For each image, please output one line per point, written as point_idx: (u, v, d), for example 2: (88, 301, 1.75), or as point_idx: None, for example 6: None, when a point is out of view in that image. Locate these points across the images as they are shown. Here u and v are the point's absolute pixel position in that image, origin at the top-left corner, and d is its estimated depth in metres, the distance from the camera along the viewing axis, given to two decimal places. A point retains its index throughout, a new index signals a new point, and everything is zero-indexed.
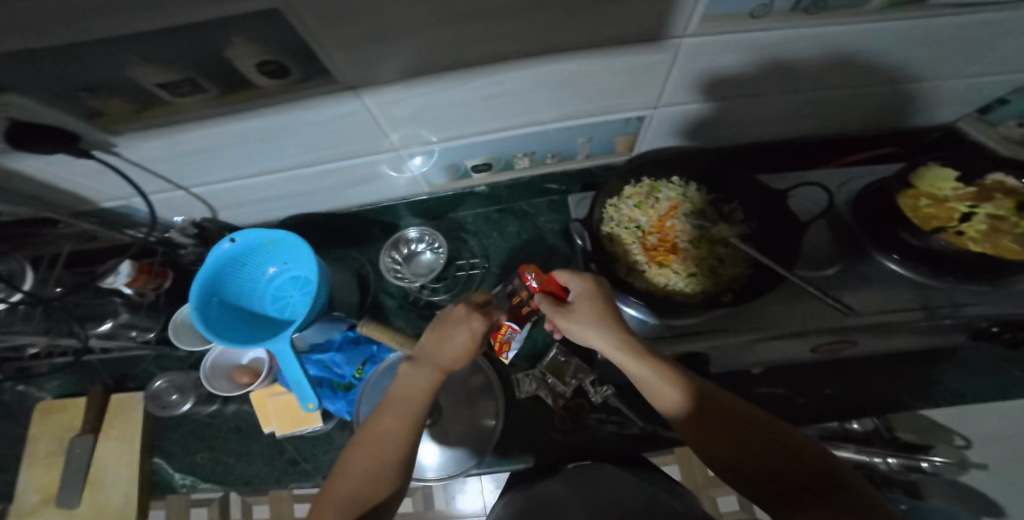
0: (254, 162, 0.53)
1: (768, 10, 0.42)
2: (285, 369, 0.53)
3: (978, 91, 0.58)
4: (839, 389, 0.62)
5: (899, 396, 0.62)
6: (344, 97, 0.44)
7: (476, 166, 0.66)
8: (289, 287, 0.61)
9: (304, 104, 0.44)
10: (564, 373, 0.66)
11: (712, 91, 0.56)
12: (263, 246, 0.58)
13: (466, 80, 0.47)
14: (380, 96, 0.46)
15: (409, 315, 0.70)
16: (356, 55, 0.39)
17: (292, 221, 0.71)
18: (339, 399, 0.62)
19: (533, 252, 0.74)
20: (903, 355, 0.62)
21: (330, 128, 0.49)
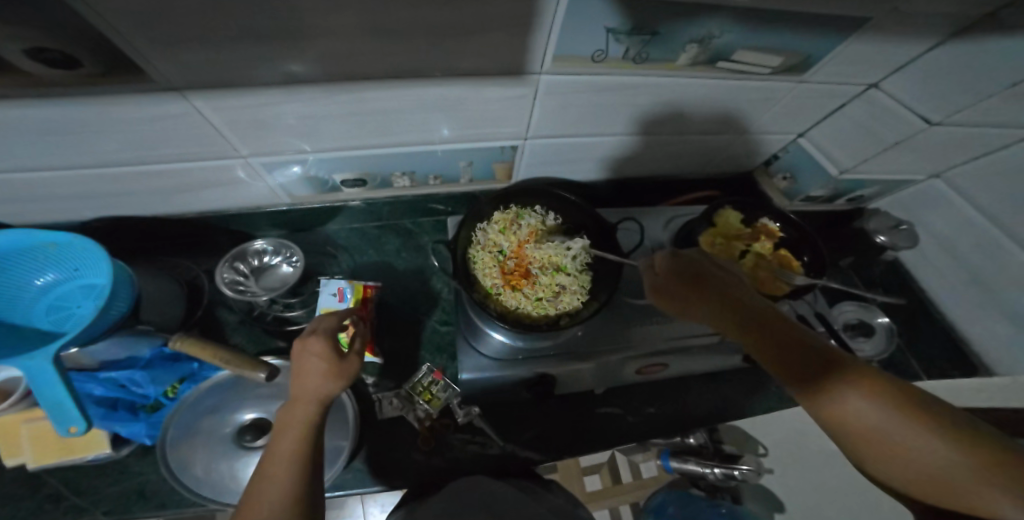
0: (48, 160, 0.47)
1: (606, 56, 0.47)
2: (38, 390, 0.42)
3: (764, 149, 0.70)
4: (660, 407, 0.72)
5: (706, 410, 0.74)
6: (164, 97, 0.41)
7: (346, 181, 0.65)
8: (75, 297, 0.50)
9: (103, 100, 0.40)
10: (432, 393, 0.65)
11: (565, 127, 0.62)
12: (41, 250, 0.49)
13: (300, 93, 0.46)
14: (212, 101, 0.44)
15: (253, 332, 0.65)
16: (170, 57, 0.37)
17: (97, 222, 0.61)
18: (137, 422, 0.55)
19: (407, 272, 0.76)
20: (706, 374, 0.74)
21: (153, 126, 0.45)
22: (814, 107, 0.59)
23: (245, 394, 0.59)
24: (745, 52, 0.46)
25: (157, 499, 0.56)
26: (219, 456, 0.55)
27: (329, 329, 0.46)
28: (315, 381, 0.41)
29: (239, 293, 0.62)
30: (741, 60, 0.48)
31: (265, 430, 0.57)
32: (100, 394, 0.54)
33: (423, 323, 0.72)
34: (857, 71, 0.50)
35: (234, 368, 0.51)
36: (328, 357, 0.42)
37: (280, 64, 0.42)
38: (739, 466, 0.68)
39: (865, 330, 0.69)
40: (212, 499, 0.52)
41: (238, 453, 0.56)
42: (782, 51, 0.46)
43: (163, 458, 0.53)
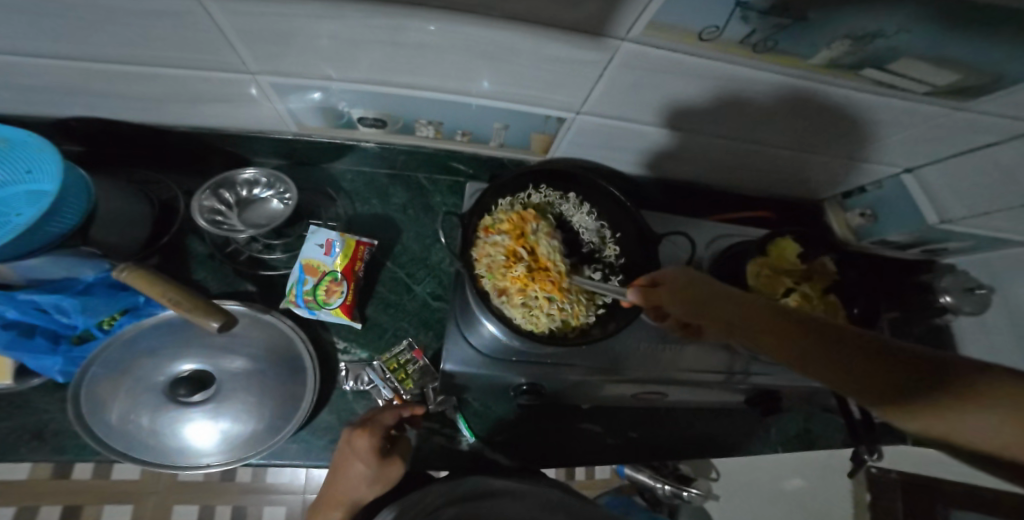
0: (14, 40, 0.38)
1: (717, 35, 0.38)
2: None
3: (848, 177, 0.62)
4: (642, 431, 0.68)
5: (689, 444, 0.69)
6: None
7: (364, 119, 0.55)
8: (18, 202, 0.43)
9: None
10: (406, 373, 0.59)
11: (630, 111, 0.53)
12: None
13: (305, 10, 0.36)
14: (229, 5, 0.34)
15: (223, 270, 0.57)
16: None
17: (66, 117, 0.51)
18: (53, 355, 0.48)
19: (409, 232, 0.67)
20: (698, 406, 0.69)
21: (135, 15, 0.35)
22: (939, 143, 0.50)
23: (188, 339, 0.52)
24: (911, 62, 0.38)
25: (54, 442, 0.49)
26: (141, 406, 0.49)
27: (378, 424, 0.47)
28: (358, 486, 0.46)
29: (216, 226, 0.53)
30: (898, 71, 0.39)
31: (205, 385, 0.50)
32: (15, 317, 0.47)
33: (415, 296, 0.64)
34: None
35: (183, 309, 0.45)
36: (370, 462, 0.45)
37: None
38: (689, 489, 0.78)
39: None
40: (122, 453, 0.47)
41: (167, 406, 0.49)
42: (967, 70, 0.37)
43: (75, 396, 0.47)
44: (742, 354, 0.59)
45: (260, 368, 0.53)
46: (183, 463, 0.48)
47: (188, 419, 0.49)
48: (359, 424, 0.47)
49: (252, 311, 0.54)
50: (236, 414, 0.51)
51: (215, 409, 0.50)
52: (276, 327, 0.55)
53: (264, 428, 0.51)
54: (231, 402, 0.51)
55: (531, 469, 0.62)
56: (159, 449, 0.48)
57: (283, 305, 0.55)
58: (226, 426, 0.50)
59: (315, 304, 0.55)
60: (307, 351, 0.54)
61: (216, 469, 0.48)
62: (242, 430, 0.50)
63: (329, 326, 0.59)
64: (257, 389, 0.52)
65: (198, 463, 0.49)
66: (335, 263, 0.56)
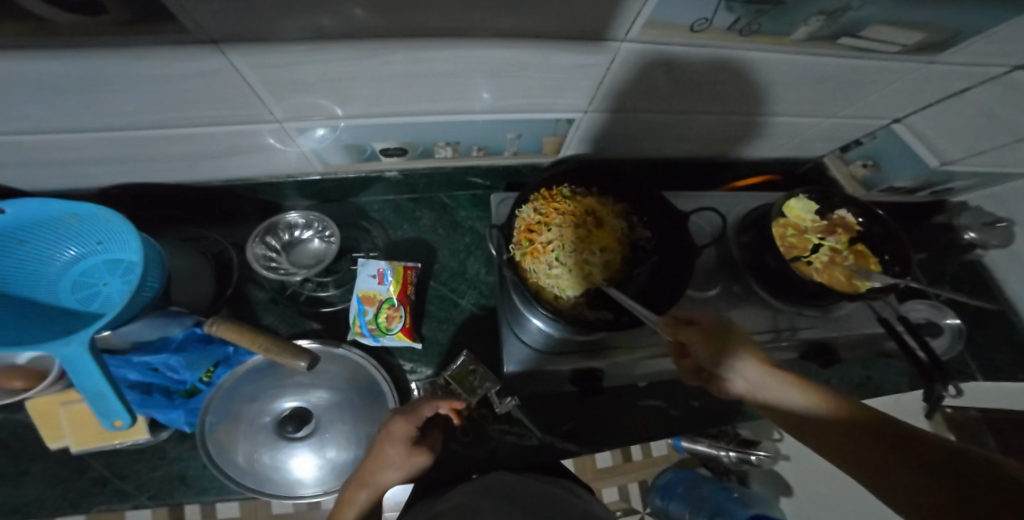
0: (81, 128, 0.42)
1: (708, 26, 0.41)
2: (77, 378, 0.38)
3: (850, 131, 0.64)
4: (704, 401, 0.69)
5: (753, 408, 0.70)
6: (202, 53, 0.34)
7: (386, 150, 0.59)
8: (101, 273, 0.46)
9: (142, 50, 0.33)
10: (468, 381, 0.62)
11: (637, 102, 0.56)
12: (57, 223, 0.44)
13: (319, 54, 0.39)
14: (253, 61, 0.37)
15: (287, 311, 0.61)
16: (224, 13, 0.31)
17: (116, 190, 0.55)
18: (175, 409, 0.52)
19: (443, 248, 0.70)
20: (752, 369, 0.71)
21: (183, 88, 0.38)
22: (923, 90, 0.52)
23: (282, 380, 0.56)
24: (877, 28, 0.40)
25: (197, 485, 0.52)
26: (260, 445, 0.53)
27: (415, 414, 0.50)
28: (383, 470, 0.48)
29: (272, 271, 0.57)
30: (868, 36, 0.42)
31: (305, 421, 0.55)
32: (135, 379, 0.51)
33: (462, 307, 0.67)
34: (1003, 51, 0.43)
35: (274, 355, 0.49)
36: (398, 446, 0.48)
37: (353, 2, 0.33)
38: (755, 453, 0.80)
39: (929, 332, 0.64)
40: (254, 490, 0.51)
41: (280, 444, 0.53)
42: (928, 26, 0.40)
43: (203, 444, 0.51)
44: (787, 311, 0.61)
45: (352, 397, 0.57)
46: (305, 492, 0.52)
47: (301, 452, 0.53)
48: (402, 408, 0.51)
49: (327, 348, 0.58)
50: (341, 443, 0.54)
51: (322, 439, 0.54)
52: (353, 358, 0.58)
53: (368, 451, 0.55)
54: (334, 432, 0.55)
55: (602, 451, 0.64)
56: (282, 484, 0.52)
57: (350, 338, 0.58)
58: (336, 454, 0.54)
59: (380, 331, 0.58)
60: (383, 376, 0.57)
61: (338, 495, 0.52)
62: (351, 456, 0.54)
63: (392, 350, 0.62)
64: (354, 417, 0.56)
65: (317, 492, 0.53)
66: (388, 291, 0.59)
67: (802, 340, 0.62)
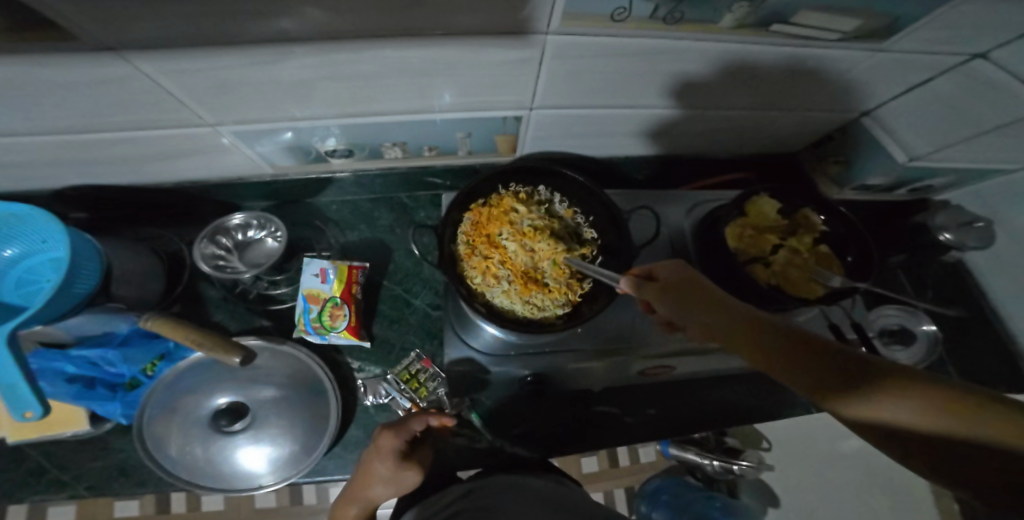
0: (19, 129, 0.44)
1: (628, 14, 0.40)
2: None
3: (818, 124, 0.61)
4: (662, 408, 0.67)
5: (715, 417, 0.67)
6: (102, 58, 0.35)
7: (333, 151, 0.60)
8: (43, 270, 0.48)
9: (39, 58, 0.34)
10: (418, 381, 0.61)
11: (581, 96, 0.54)
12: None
13: (225, 59, 0.39)
14: (159, 65, 0.38)
15: (239, 308, 0.63)
16: (111, 20, 0.32)
17: (72, 190, 0.57)
18: (113, 401, 0.55)
19: (400, 248, 0.70)
20: (716, 375, 0.67)
21: (97, 89, 0.39)
22: (885, 81, 0.50)
23: (220, 375, 0.58)
24: (809, 12, 0.40)
25: (136, 477, 0.55)
26: (195, 438, 0.55)
27: (404, 430, 0.49)
28: (376, 485, 0.49)
29: (220, 269, 0.59)
30: (802, 23, 0.41)
31: (242, 414, 0.56)
32: (75, 372, 0.54)
33: (414, 307, 0.67)
34: (955, 37, 0.42)
35: (208, 351, 0.49)
36: (388, 464, 0.48)
37: (260, 17, 0.35)
38: (738, 462, 0.66)
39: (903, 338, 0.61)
40: (187, 481, 0.53)
41: (216, 438, 0.55)
42: (865, 12, 0.39)
43: (140, 437, 0.53)
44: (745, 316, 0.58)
45: (290, 394, 0.58)
46: (236, 487, 0.54)
47: (235, 447, 0.55)
48: (390, 424, 0.50)
49: (271, 344, 0.59)
50: (274, 438, 0.56)
51: (256, 435, 0.55)
52: (296, 355, 0.59)
53: (300, 448, 0.56)
54: (269, 428, 0.56)
55: (551, 457, 0.62)
56: (215, 477, 0.54)
57: (296, 335, 0.60)
58: (269, 449, 0.55)
59: (323, 330, 0.59)
60: (326, 374, 0.58)
61: (269, 489, 0.54)
62: (284, 451, 0.55)
63: (341, 348, 0.63)
64: (290, 414, 0.57)
65: (249, 486, 0.54)
66: (330, 293, 0.60)
67: None
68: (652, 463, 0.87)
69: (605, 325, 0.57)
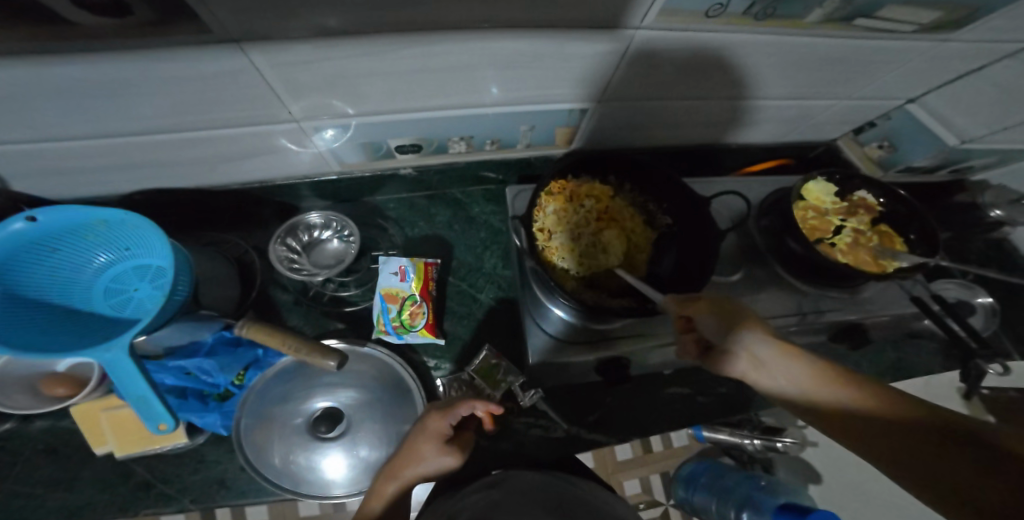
0: (103, 132, 0.42)
1: (723, 11, 0.42)
2: (120, 384, 0.40)
3: (860, 114, 0.64)
4: (729, 386, 0.69)
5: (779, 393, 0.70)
6: (224, 51, 0.34)
7: (402, 147, 0.59)
8: (128, 279, 0.47)
9: (169, 52, 0.33)
10: (494, 374, 0.63)
11: (653, 89, 0.55)
12: (88, 230, 0.45)
13: (335, 50, 0.39)
14: (274, 58, 0.37)
15: (311, 311, 0.62)
16: (250, 10, 0.31)
17: (135, 196, 0.56)
18: (210, 412, 0.54)
19: (463, 244, 0.71)
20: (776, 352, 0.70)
21: (203, 86, 0.38)
22: (938, 70, 0.53)
23: (309, 381, 0.57)
24: (893, 7, 0.42)
25: (237, 487, 0.54)
26: (295, 446, 0.55)
27: (451, 415, 0.50)
28: (411, 469, 0.48)
29: (295, 271, 0.59)
30: (885, 16, 0.43)
31: (337, 420, 0.56)
32: (170, 383, 0.53)
33: (482, 302, 0.68)
34: (1016, 26, 0.45)
35: (305, 354, 0.52)
36: (433, 445, 0.48)
37: (376, 7, 0.35)
38: (782, 439, 0.70)
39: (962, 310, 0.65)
40: (292, 490, 0.53)
41: (314, 444, 0.55)
42: (942, 6, 0.42)
43: (241, 448, 0.53)
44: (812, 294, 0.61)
45: (379, 396, 0.58)
46: (341, 492, 0.54)
47: (334, 452, 0.55)
48: (436, 408, 0.51)
49: (353, 347, 0.59)
50: (372, 441, 0.56)
51: (353, 439, 0.56)
52: (379, 358, 0.59)
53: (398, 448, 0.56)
54: (365, 431, 0.56)
55: (629, 441, 0.65)
56: (319, 483, 0.54)
57: (375, 336, 0.60)
58: (369, 452, 0.55)
59: (404, 328, 0.60)
60: (412, 373, 0.59)
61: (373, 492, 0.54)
62: (383, 454, 0.55)
63: (416, 346, 0.63)
64: (383, 416, 0.57)
65: (352, 491, 0.54)
66: (407, 292, 0.60)
67: (827, 322, 0.61)
68: (685, 448, 0.90)
69: None
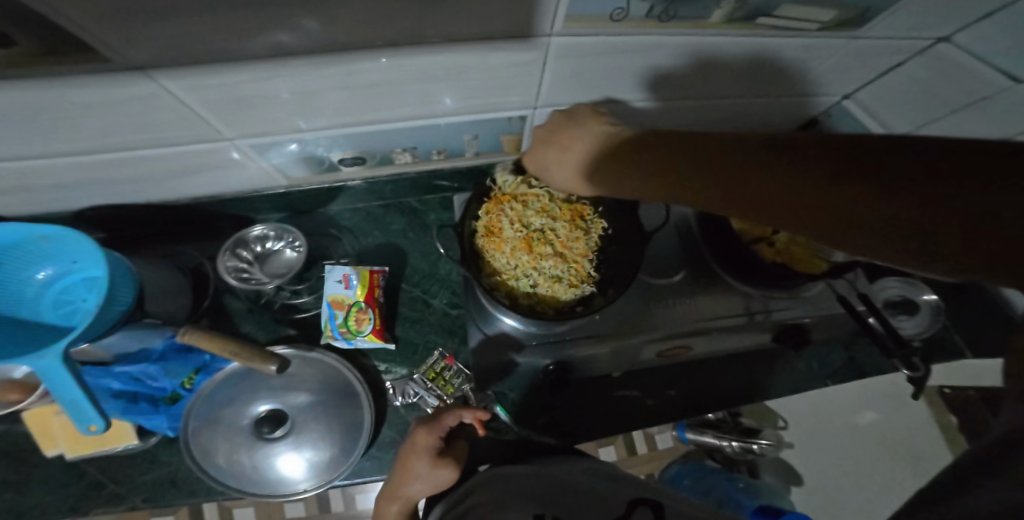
0: (40, 151, 0.45)
1: (626, 15, 0.42)
2: (53, 387, 0.43)
3: (803, 112, 0.65)
4: (681, 388, 0.69)
5: (733, 395, 0.69)
6: (130, 76, 0.37)
7: (345, 159, 0.61)
8: (78, 289, 0.51)
9: (75, 77, 0.36)
10: (445, 378, 0.63)
11: (583, 93, 0.56)
12: (33, 244, 0.49)
13: (243, 72, 0.41)
14: (182, 80, 0.39)
15: (265, 319, 0.65)
16: (139, 37, 0.34)
17: (92, 211, 0.59)
18: (159, 415, 0.57)
19: (417, 251, 0.73)
20: (730, 353, 0.70)
21: (121, 108, 0.41)
22: (864, 64, 0.54)
23: (257, 384, 0.59)
24: (791, 6, 0.43)
25: (186, 487, 0.57)
26: (240, 447, 0.57)
27: (436, 430, 0.51)
28: (412, 487, 0.50)
29: (245, 281, 0.61)
30: (787, 16, 0.44)
31: (281, 421, 0.58)
32: (118, 388, 0.55)
33: (433, 307, 0.69)
34: (920, 24, 0.46)
35: (245, 358, 0.54)
36: (427, 461, 0.50)
37: (263, 31, 0.37)
38: (757, 441, 0.72)
39: (907, 309, 0.67)
40: (236, 488, 0.55)
41: (258, 445, 0.57)
42: (839, 4, 0.43)
43: (188, 448, 0.55)
44: (754, 294, 0.61)
45: (324, 398, 0.60)
46: (284, 491, 0.56)
47: (278, 452, 0.57)
48: (421, 423, 0.52)
49: (300, 352, 0.61)
50: (314, 442, 0.58)
51: (296, 440, 0.57)
52: (326, 362, 0.61)
53: (339, 449, 0.58)
54: (307, 432, 0.58)
55: (576, 443, 0.65)
56: (262, 482, 0.56)
57: (324, 342, 0.62)
58: (311, 453, 0.57)
59: (350, 335, 0.61)
60: (356, 376, 0.61)
61: (313, 493, 0.56)
62: (324, 455, 0.57)
63: (366, 351, 0.65)
64: (326, 417, 0.59)
65: (295, 489, 0.56)
66: (354, 298, 0.62)
67: (772, 323, 0.61)
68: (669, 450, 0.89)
69: (624, 311, 0.59)
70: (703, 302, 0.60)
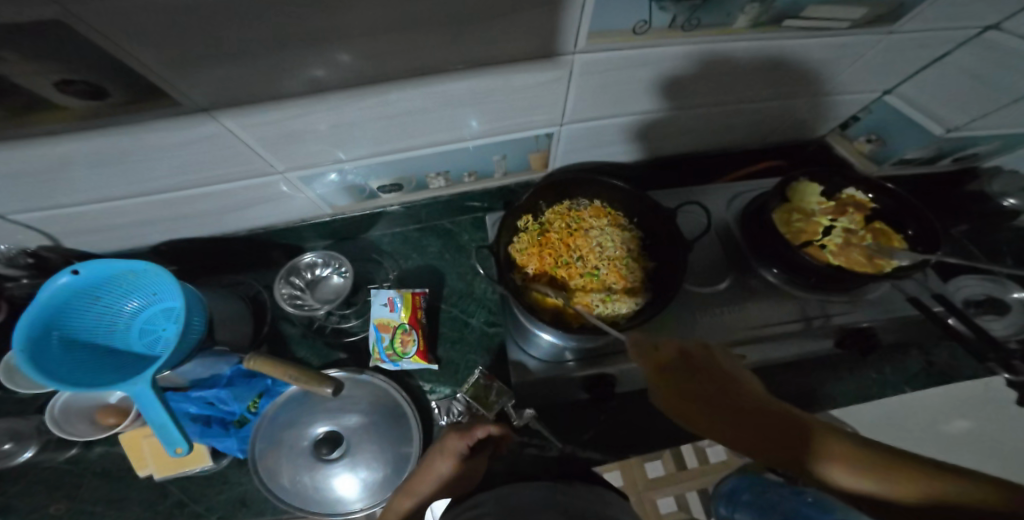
0: (123, 192, 0.51)
1: (648, 27, 0.43)
2: (145, 412, 0.47)
3: (842, 108, 0.62)
4: None
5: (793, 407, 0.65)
6: (195, 119, 0.42)
7: (383, 187, 0.65)
8: (160, 320, 0.57)
9: (148, 123, 0.41)
10: (487, 396, 0.63)
11: (609, 108, 0.57)
12: (120, 278, 0.55)
13: (290, 109, 0.44)
14: (240, 120, 0.44)
15: (315, 343, 0.69)
16: (201, 81, 0.38)
17: (166, 245, 0.65)
18: (230, 437, 0.60)
19: (454, 271, 0.75)
20: (787, 362, 0.66)
21: (192, 151, 0.46)
22: (905, 59, 0.53)
23: (314, 407, 0.63)
24: (817, 6, 0.43)
25: (255, 504, 0.60)
26: (301, 468, 0.59)
27: (467, 438, 0.51)
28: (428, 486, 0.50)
29: (298, 307, 0.65)
30: (812, 15, 0.44)
31: (337, 443, 0.60)
32: (195, 412, 0.60)
33: (472, 326, 0.71)
34: (966, 12, 0.45)
35: (303, 382, 0.57)
36: (449, 464, 0.50)
37: (305, 68, 0.40)
38: None
39: (992, 309, 0.60)
40: (299, 509, 0.58)
41: (317, 466, 0.59)
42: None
43: (255, 470, 0.58)
44: (808, 298, 0.57)
45: (376, 420, 0.62)
46: (342, 512, 0.58)
47: (335, 474, 0.59)
48: (454, 428, 0.53)
49: (351, 374, 0.64)
50: (368, 462, 0.60)
51: (351, 461, 0.59)
52: (375, 384, 0.64)
53: (392, 469, 0.59)
54: (361, 453, 0.60)
55: (625, 459, 0.63)
56: (322, 503, 0.58)
57: (372, 364, 0.64)
58: (365, 474, 0.59)
59: (396, 356, 0.63)
60: (404, 397, 0.63)
61: (369, 512, 0.57)
62: (377, 475, 0.59)
63: (412, 372, 0.67)
64: (378, 438, 0.61)
65: (353, 510, 0.58)
66: (398, 321, 0.64)
67: (833, 328, 0.57)
68: None
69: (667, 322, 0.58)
70: (755, 308, 0.57)
